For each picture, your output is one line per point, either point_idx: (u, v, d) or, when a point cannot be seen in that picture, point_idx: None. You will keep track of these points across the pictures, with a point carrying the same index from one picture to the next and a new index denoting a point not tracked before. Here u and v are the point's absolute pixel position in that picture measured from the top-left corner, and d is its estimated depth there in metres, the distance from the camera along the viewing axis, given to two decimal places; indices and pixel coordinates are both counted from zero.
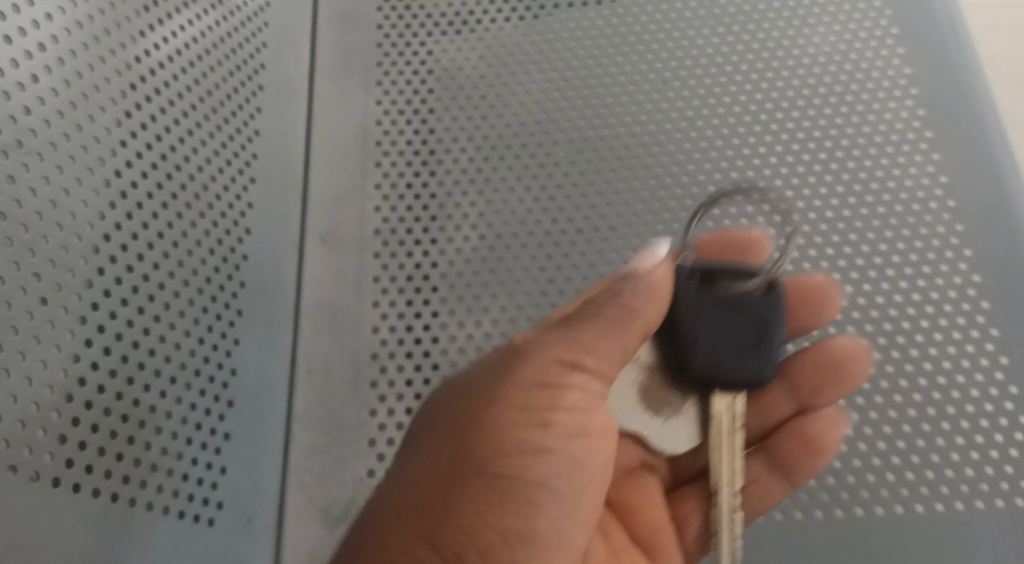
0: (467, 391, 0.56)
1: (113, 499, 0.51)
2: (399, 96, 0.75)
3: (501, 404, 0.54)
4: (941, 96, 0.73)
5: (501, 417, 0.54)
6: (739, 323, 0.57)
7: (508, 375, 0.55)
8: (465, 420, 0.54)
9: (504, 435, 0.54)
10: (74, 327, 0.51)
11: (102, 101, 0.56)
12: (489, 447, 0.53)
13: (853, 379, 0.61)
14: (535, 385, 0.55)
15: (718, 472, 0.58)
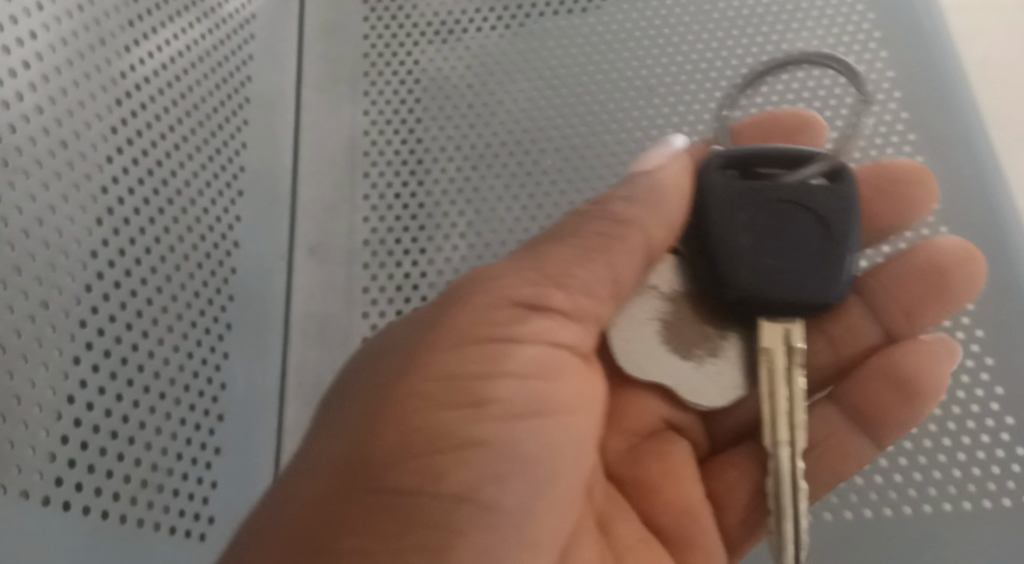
0: (401, 357, 0.54)
1: (103, 516, 0.51)
2: (386, 107, 0.76)
3: (440, 368, 0.53)
4: (925, 99, 0.73)
5: (440, 382, 0.52)
6: (797, 222, 0.59)
7: (453, 332, 0.54)
8: (399, 390, 0.52)
9: (440, 406, 0.52)
10: (63, 344, 0.51)
11: (88, 117, 0.56)
12: (421, 419, 0.51)
13: (955, 301, 0.63)
14: (479, 343, 0.54)
15: (775, 430, 0.57)
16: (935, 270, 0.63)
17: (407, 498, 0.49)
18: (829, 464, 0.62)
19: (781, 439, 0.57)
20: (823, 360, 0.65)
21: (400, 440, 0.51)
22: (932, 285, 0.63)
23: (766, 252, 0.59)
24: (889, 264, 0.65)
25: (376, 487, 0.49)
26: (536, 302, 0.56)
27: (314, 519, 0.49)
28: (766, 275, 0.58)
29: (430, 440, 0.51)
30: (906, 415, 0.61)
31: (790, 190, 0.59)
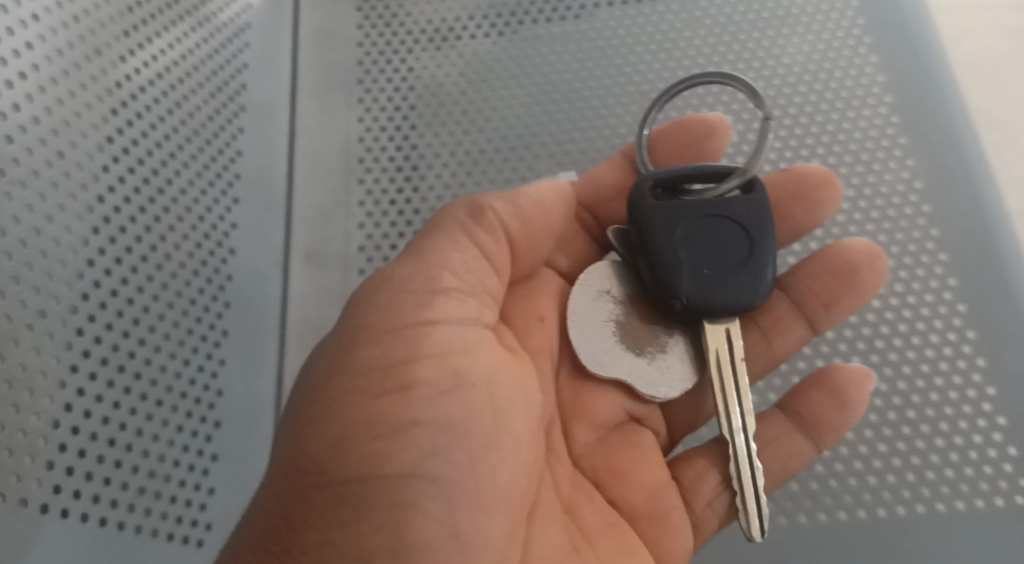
0: (322, 358, 0.54)
1: (101, 523, 0.51)
2: (380, 113, 0.76)
3: (355, 362, 0.52)
4: (914, 101, 0.74)
5: (357, 377, 0.52)
6: (722, 232, 0.59)
7: (359, 327, 0.53)
8: (324, 391, 0.52)
9: (362, 399, 0.51)
10: (61, 353, 0.51)
11: (84, 127, 0.56)
12: (350, 415, 0.51)
13: (868, 285, 0.62)
14: (386, 332, 0.53)
15: (729, 416, 0.58)
16: (850, 264, 0.62)
17: (357, 497, 0.50)
18: (781, 459, 0.60)
19: (737, 425, 0.58)
20: (758, 354, 0.63)
21: (335, 439, 0.51)
22: (849, 278, 0.62)
23: (703, 261, 0.59)
24: (806, 260, 0.64)
25: (326, 492, 0.50)
26: (433, 284, 0.54)
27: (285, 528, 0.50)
28: (706, 283, 0.58)
29: (363, 434, 0.51)
30: (841, 418, 0.60)
31: (710, 201, 0.60)
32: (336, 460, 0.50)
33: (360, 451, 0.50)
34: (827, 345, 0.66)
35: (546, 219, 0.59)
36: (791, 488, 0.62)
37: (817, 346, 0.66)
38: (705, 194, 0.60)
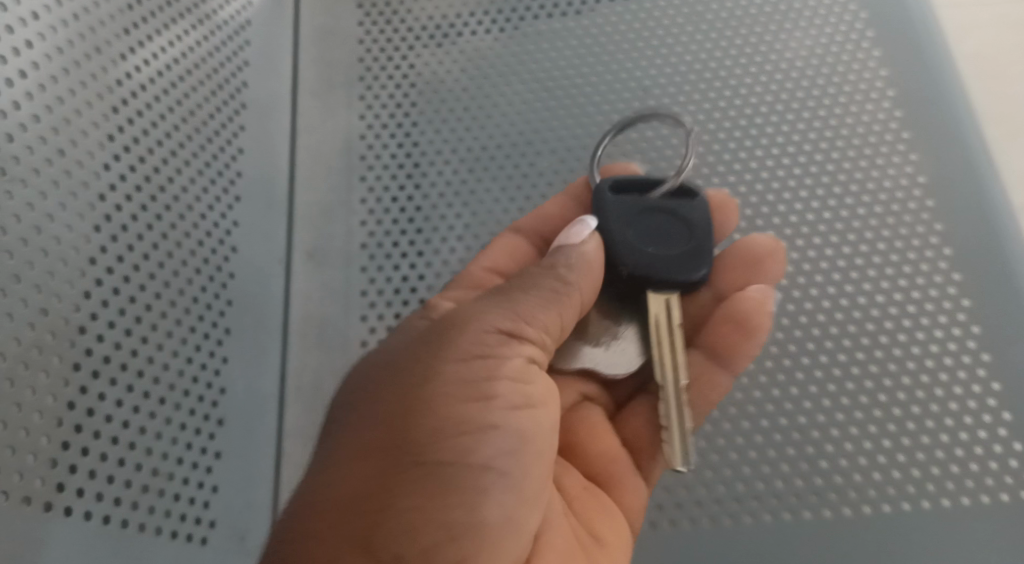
0: (401, 364, 0.55)
1: (104, 521, 0.51)
2: (383, 111, 0.76)
3: (439, 372, 0.53)
4: (917, 96, 0.73)
5: (440, 385, 0.53)
6: (665, 223, 0.63)
7: (446, 342, 0.55)
8: (403, 394, 0.53)
9: (444, 404, 0.52)
10: (63, 351, 0.51)
11: (85, 126, 0.56)
12: (430, 416, 0.52)
13: (771, 271, 0.66)
14: (474, 354, 0.54)
15: (659, 365, 0.60)
16: (752, 256, 0.66)
17: (431, 484, 0.50)
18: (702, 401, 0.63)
19: (667, 374, 0.60)
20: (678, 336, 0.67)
21: (415, 436, 0.52)
22: (754, 267, 0.66)
23: (647, 240, 0.62)
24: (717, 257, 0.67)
25: (399, 478, 0.51)
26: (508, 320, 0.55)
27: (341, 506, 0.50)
28: (650, 258, 0.61)
29: (443, 434, 0.51)
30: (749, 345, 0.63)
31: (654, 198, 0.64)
32: (412, 455, 0.51)
33: (437, 449, 0.51)
34: (831, 340, 0.66)
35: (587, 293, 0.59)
36: (795, 483, 0.62)
37: (822, 342, 0.66)
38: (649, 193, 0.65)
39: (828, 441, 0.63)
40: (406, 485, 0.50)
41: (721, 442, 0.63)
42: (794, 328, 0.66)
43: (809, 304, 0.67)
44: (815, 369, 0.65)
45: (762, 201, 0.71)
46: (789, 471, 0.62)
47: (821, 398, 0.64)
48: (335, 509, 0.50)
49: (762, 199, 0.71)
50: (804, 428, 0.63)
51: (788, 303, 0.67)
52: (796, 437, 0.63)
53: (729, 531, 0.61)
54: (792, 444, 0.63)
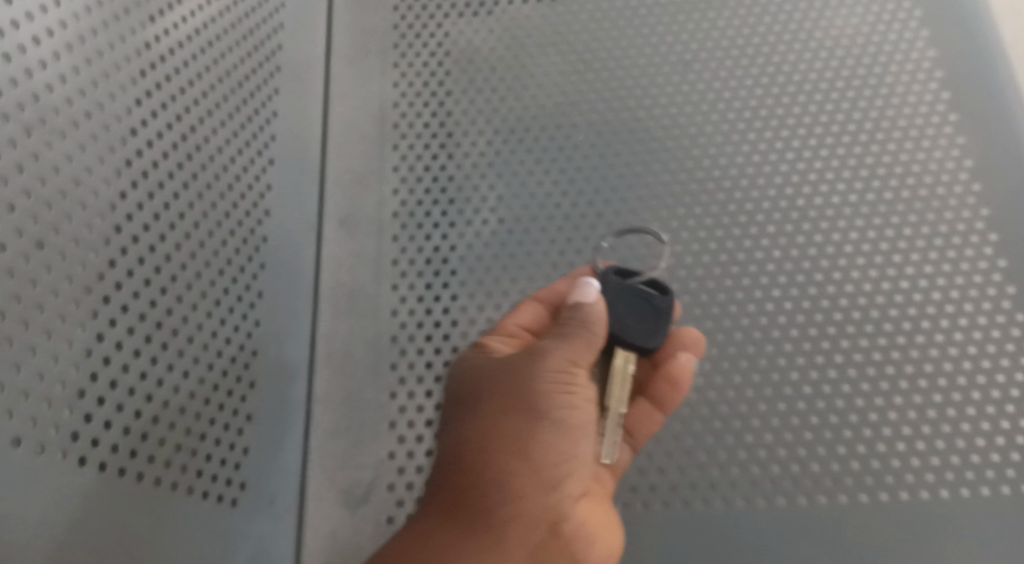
0: (495, 381, 0.60)
1: (138, 478, 0.51)
2: (417, 79, 0.75)
3: (535, 397, 0.59)
4: (966, 77, 0.71)
5: (535, 410, 0.58)
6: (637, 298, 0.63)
7: (538, 368, 0.59)
8: (499, 412, 0.59)
9: (540, 426, 0.58)
10: (98, 307, 0.50)
11: (123, 80, 0.55)
12: (526, 436, 0.58)
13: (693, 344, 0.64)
14: (564, 381, 0.59)
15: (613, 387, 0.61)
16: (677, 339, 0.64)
17: (526, 493, 0.58)
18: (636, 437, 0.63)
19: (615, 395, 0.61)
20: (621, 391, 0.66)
21: (514, 453, 0.58)
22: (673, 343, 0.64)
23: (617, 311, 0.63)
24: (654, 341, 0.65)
25: (498, 486, 0.57)
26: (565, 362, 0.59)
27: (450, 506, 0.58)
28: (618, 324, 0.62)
29: (535, 452, 0.58)
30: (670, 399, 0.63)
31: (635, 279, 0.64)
32: (509, 468, 0.58)
33: (532, 466, 0.58)
34: (871, 323, 0.64)
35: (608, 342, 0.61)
36: (831, 467, 0.60)
37: (861, 326, 0.64)
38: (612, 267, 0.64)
39: (866, 425, 0.61)
40: (506, 494, 0.57)
41: (756, 423, 0.62)
42: (833, 311, 0.64)
43: (850, 287, 0.65)
44: (855, 352, 0.63)
45: (803, 180, 0.69)
46: (824, 455, 0.61)
47: (860, 382, 0.62)
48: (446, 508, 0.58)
49: (803, 178, 0.69)
50: (842, 412, 0.62)
51: (828, 284, 0.65)
52: (834, 421, 0.61)
53: (762, 512, 0.60)
54: (829, 427, 0.61)
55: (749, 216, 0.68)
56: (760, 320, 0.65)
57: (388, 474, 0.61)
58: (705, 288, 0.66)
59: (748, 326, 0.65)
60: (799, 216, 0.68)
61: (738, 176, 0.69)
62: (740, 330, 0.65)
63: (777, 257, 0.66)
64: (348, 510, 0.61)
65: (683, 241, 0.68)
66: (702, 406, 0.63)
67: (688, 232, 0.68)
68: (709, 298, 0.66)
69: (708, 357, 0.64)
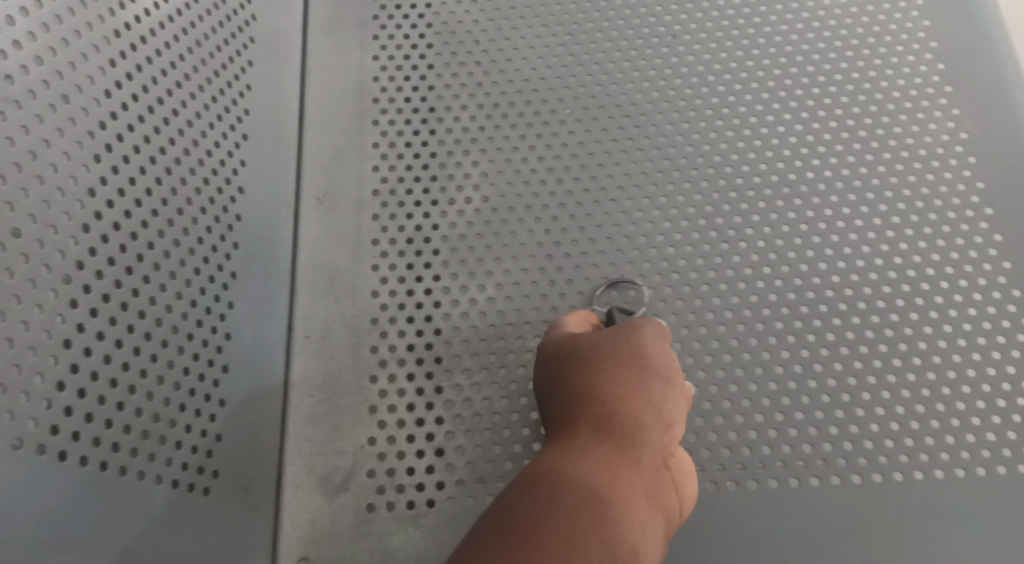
0: (598, 351, 0.55)
1: (101, 467, 0.48)
2: (396, 51, 0.72)
3: (647, 365, 0.54)
4: (962, 49, 0.69)
5: (649, 378, 0.54)
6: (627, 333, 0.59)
7: (643, 355, 0.55)
8: (619, 378, 0.53)
9: (658, 396, 0.53)
10: (58, 286, 0.48)
11: (84, 47, 0.52)
12: (649, 405, 0.52)
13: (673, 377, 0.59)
14: (664, 355, 0.56)
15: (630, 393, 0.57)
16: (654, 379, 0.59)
17: (654, 466, 0.51)
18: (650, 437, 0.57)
19: None
20: None
21: (636, 422, 0.52)
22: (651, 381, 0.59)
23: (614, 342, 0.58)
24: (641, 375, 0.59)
25: (634, 461, 0.50)
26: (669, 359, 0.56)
27: (586, 485, 0.48)
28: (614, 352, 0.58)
29: (658, 421, 0.52)
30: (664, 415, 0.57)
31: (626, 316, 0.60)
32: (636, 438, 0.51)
33: (655, 436, 0.52)
34: (863, 301, 0.62)
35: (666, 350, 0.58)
36: (823, 448, 0.58)
37: (854, 304, 0.62)
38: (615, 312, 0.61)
39: (858, 405, 0.59)
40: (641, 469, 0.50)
41: (745, 403, 0.59)
42: (825, 288, 0.62)
43: (842, 264, 0.63)
44: (846, 331, 0.61)
45: (794, 154, 0.66)
46: (816, 436, 0.58)
47: (852, 360, 0.60)
48: (582, 486, 0.47)
49: (794, 152, 0.66)
50: (833, 392, 0.59)
51: (820, 262, 0.63)
52: (826, 401, 0.59)
53: (754, 496, 0.57)
54: (820, 407, 0.59)
55: (739, 191, 0.65)
56: (750, 299, 0.62)
57: (368, 460, 0.59)
58: (694, 266, 0.63)
59: (738, 304, 0.62)
60: (790, 191, 0.65)
61: (728, 150, 0.67)
62: (730, 308, 0.62)
63: (767, 234, 0.64)
64: (328, 497, 0.59)
65: (670, 218, 0.65)
66: (691, 385, 0.60)
67: (676, 208, 0.65)
68: (698, 276, 0.63)
69: (698, 336, 0.61)
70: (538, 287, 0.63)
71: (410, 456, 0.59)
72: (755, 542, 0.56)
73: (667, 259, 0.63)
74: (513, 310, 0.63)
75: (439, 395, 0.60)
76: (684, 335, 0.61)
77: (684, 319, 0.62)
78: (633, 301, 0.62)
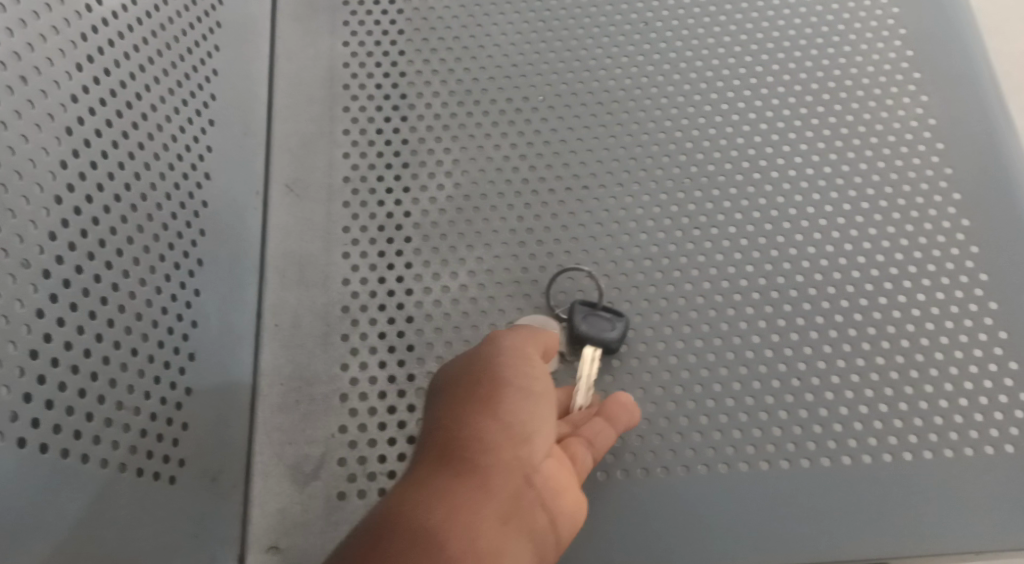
0: (452, 372, 0.52)
1: (62, 455, 0.47)
2: (367, 38, 0.72)
3: (502, 375, 0.51)
4: (931, 36, 0.70)
5: (504, 389, 0.51)
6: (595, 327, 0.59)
7: (496, 364, 0.52)
8: (467, 395, 0.51)
9: (513, 409, 0.50)
10: (17, 272, 0.47)
11: (42, 29, 0.51)
12: (500, 422, 0.50)
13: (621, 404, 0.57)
14: (525, 359, 0.53)
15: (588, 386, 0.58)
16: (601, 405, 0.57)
17: (509, 487, 0.48)
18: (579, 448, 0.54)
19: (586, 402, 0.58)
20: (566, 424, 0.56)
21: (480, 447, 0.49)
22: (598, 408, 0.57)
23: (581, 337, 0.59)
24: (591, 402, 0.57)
25: (470, 496, 0.47)
26: (527, 362, 0.53)
27: (412, 531, 0.46)
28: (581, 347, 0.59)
29: (512, 438, 0.49)
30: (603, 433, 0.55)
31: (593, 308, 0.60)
32: (478, 465, 0.48)
33: (509, 453, 0.49)
34: (833, 286, 0.62)
35: (544, 346, 0.56)
36: (793, 432, 0.58)
37: (824, 289, 0.62)
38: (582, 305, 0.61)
39: (828, 388, 0.59)
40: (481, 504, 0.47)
41: (717, 388, 0.59)
42: (795, 273, 0.62)
43: (812, 250, 0.63)
44: (817, 315, 0.61)
45: (764, 140, 0.66)
46: (786, 420, 0.58)
47: (822, 344, 0.60)
48: (408, 534, 0.46)
49: (765, 138, 0.67)
50: (803, 375, 0.59)
51: (790, 248, 0.63)
52: (796, 385, 0.59)
53: (727, 477, 0.57)
54: (791, 391, 0.59)
55: (710, 177, 0.65)
56: (721, 285, 0.62)
57: (339, 448, 0.59)
58: (666, 252, 0.63)
59: (709, 290, 0.62)
60: (761, 177, 0.65)
61: (700, 137, 0.67)
62: (701, 294, 0.62)
63: (738, 221, 0.64)
64: (298, 486, 0.58)
65: (642, 204, 0.65)
66: (663, 370, 0.60)
67: (648, 195, 0.65)
68: (670, 262, 0.63)
69: (669, 321, 0.61)
70: (511, 274, 0.63)
71: (381, 444, 0.59)
72: (752, 525, 0.56)
73: (638, 246, 0.63)
74: (485, 298, 0.62)
75: (412, 383, 0.60)
76: (656, 321, 0.61)
77: (656, 305, 0.62)
78: (606, 287, 0.62)
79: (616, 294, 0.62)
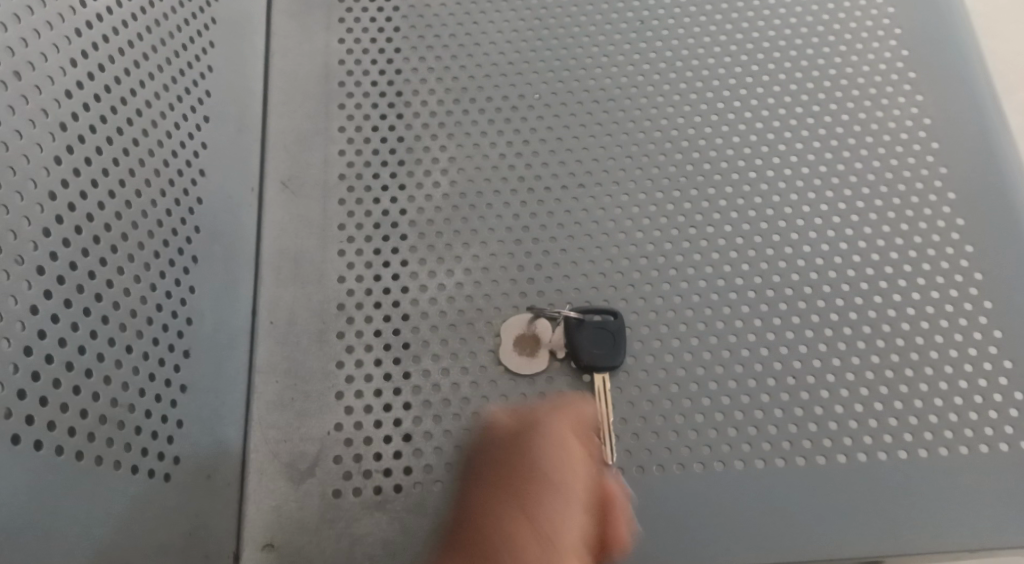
0: (495, 473, 0.53)
1: (57, 452, 0.47)
2: (363, 35, 0.71)
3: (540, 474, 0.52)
4: (925, 35, 0.70)
5: (542, 490, 0.51)
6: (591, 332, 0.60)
7: (538, 457, 0.52)
8: (506, 495, 0.51)
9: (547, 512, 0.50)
10: (11, 267, 0.46)
11: (37, 24, 0.51)
12: (534, 531, 0.50)
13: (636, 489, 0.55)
14: (566, 445, 0.53)
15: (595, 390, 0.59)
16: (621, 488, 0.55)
17: None
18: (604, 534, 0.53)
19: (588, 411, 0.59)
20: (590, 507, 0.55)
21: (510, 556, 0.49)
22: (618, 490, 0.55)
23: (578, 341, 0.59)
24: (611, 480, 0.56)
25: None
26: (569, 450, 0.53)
27: None
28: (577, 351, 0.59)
29: (541, 540, 0.50)
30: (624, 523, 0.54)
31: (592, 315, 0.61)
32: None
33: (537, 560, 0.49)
34: (829, 284, 0.62)
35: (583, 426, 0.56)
36: (788, 430, 0.58)
37: (819, 287, 0.62)
38: (579, 307, 0.61)
39: (823, 387, 0.59)
40: None
41: (712, 386, 0.59)
42: (790, 272, 0.62)
43: (807, 249, 0.63)
44: (811, 314, 0.61)
45: (760, 139, 0.67)
46: (781, 418, 0.58)
47: (817, 343, 0.60)
48: None
49: (761, 137, 0.67)
50: (799, 374, 0.59)
51: (785, 246, 0.63)
52: (791, 383, 0.59)
53: (723, 475, 0.57)
54: (786, 389, 0.59)
55: (706, 176, 0.65)
56: (717, 284, 0.62)
57: (335, 446, 0.58)
58: (662, 251, 0.63)
59: (705, 288, 0.62)
60: (757, 176, 0.65)
61: (695, 136, 0.67)
62: (697, 293, 0.62)
63: (734, 219, 0.64)
64: (293, 483, 0.58)
65: (638, 203, 0.65)
66: (659, 368, 0.60)
67: (644, 194, 0.65)
68: (665, 261, 0.63)
69: (665, 320, 0.61)
70: (507, 272, 0.63)
71: (377, 442, 0.58)
72: (742, 524, 0.56)
73: (634, 244, 0.63)
74: (481, 296, 0.62)
75: (407, 381, 0.60)
76: (651, 319, 0.61)
77: (652, 303, 0.61)
78: (601, 286, 0.62)
79: (612, 293, 0.62)
